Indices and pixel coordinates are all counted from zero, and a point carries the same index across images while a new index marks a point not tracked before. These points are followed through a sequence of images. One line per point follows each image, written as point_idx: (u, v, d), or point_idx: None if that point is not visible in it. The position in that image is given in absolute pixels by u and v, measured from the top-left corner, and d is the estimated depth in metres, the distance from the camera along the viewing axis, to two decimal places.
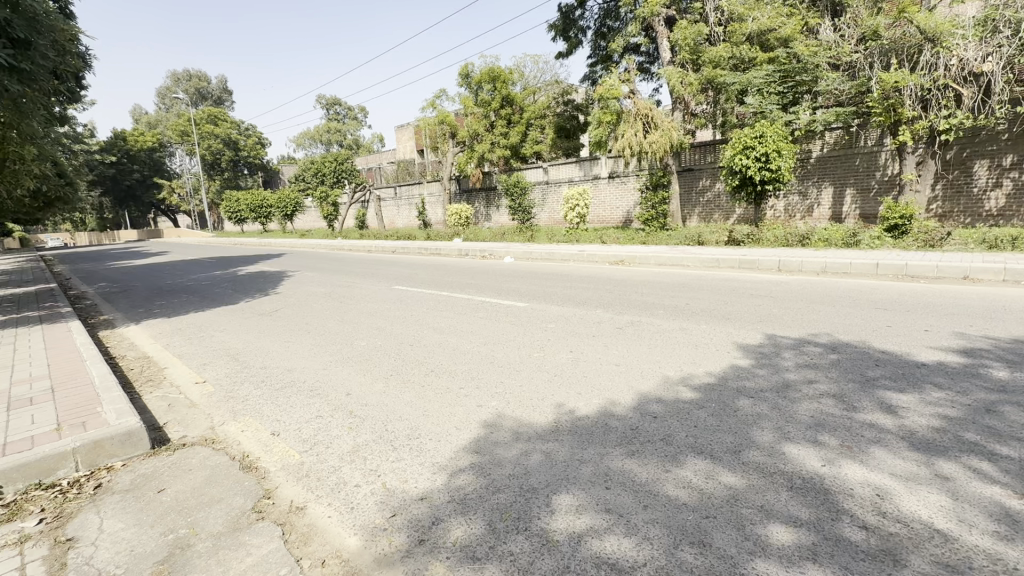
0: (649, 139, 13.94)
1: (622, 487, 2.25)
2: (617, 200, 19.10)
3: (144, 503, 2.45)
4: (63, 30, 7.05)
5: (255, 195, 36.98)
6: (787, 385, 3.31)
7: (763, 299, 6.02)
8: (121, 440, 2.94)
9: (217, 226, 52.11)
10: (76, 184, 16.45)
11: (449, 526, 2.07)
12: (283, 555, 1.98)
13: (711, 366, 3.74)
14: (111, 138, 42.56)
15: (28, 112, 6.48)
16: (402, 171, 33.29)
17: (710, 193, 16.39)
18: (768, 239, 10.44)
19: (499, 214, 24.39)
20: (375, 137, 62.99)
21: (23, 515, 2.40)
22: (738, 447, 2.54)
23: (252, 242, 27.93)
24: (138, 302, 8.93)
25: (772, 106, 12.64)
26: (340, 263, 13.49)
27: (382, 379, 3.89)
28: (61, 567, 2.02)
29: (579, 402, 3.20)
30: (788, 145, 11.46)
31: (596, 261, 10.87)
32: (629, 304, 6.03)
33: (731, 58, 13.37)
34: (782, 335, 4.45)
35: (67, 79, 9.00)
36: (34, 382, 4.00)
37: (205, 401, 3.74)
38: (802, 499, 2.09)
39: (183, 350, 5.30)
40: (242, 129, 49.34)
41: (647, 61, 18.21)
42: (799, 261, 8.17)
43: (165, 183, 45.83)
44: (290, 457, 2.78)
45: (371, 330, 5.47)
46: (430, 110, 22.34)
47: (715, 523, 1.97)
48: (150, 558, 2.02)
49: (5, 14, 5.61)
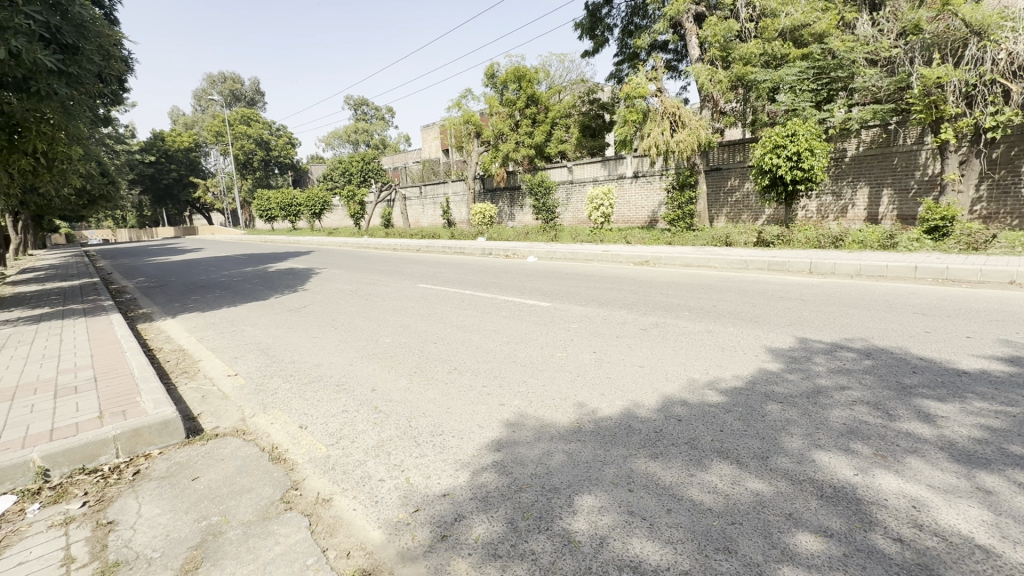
0: (676, 138, 13.69)
1: (646, 491, 2.22)
2: (642, 200, 18.90)
3: (179, 490, 2.54)
4: (110, 35, 7.38)
5: (285, 194, 37.87)
6: (819, 391, 3.21)
7: (794, 302, 5.88)
8: (157, 430, 3.06)
9: (249, 224, 53.82)
10: (118, 182, 17.19)
11: (471, 523, 2.08)
12: (310, 545, 2.03)
13: (738, 369, 3.67)
14: (150, 138, 44.28)
15: (75, 116, 6.78)
16: (427, 172, 34.60)
17: (739, 192, 16.06)
18: (798, 241, 10.17)
19: (522, 214, 24.44)
20: (402, 137, 63.88)
21: (68, 497, 2.53)
22: (766, 453, 2.48)
23: (282, 239, 28.67)
24: (174, 296, 9.30)
25: (805, 103, 12.32)
26: (367, 261, 13.79)
27: (407, 375, 3.96)
28: (103, 548, 2.12)
29: (602, 403, 3.19)
30: (821, 144, 11.08)
31: (620, 261, 10.77)
32: (653, 306, 5.94)
33: (762, 55, 13.25)
34: (814, 339, 4.34)
35: (111, 81, 9.39)
36: (78, 372, 4.19)
37: (236, 393, 3.87)
38: (832, 509, 2.02)
39: (217, 343, 5.48)
40: (273, 129, 50.70)
41: (675, 58, 17.97)
42: (831, 263, 7.92)
43: (200, 181, 47.45)
44: (316, 450, 2.85)
45: (397, 327, 5.55)
46: (455, 109, 22.48)
47: (741, 530, 1.93)
48: (184, 543, 2.11)
49: (55, 21, 5.91)
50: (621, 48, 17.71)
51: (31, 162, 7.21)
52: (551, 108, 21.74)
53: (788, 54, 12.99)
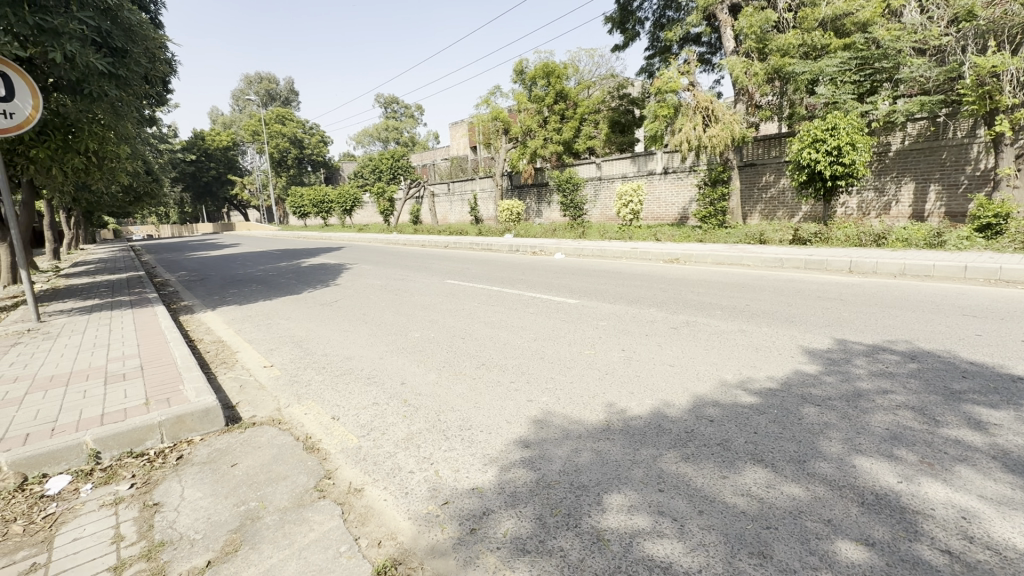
0: (709, 133, 13.34)
1: (676, 491, 2.19)
2: (673, 196, 18.58)
3: (219, 475, 2.64)
4: (156, 39, 7.71)
5: (317, 191, 38.76)
6: (859, 394, 3.10)
7: (833, 301, 5.66)
8: (199, 417, 3.18)
9: (284, 220, 55.52)
10: (162, 180, 17.95)
11: (500, 518, 2.10)
12: (343, 533, 2.08)
13: (773, 370, 3.56)
14: (191, 138, 46.02)
15: (125, 117, 7.10)
16: (454, 170, 34.92)
17: (775, 188, 15.58)
18: (837, 239, 9.78)
19: (550, 210, 24.37)
20: (431, 134, 64.47)
21: (117, 479, 2.67)
22: (803, 457, 2.41)
23: (315, 235, 29.40)
24: (213, 290, 9.66)
25: (846, 96, 11.85)
26: (396, 257, 14.00)
27: (436, 369, 4.01)
28: (150, 528, 2.22)
29: (631, 402, 3.15)
30: (864, 137, 10.59)
31: (650, 258, 10.61)
32: (683, 304, 5.82)
33: (801, 46, 12.85)
34: (853, 340, 4.18)
35: (156, 83, 9.82)
36: (126, 360, 4.41)
37: (272, 383, 4.00)
38: (874, 517, 1.95)
39: (253, 335, 5.67)
40: (306, 128, 52.00)
41: (709, 51, 17.56)
42: (873, 262, 7.60)
43: (238, 179, 49.11)
44: (348, 441, 2.91)
45: (425, 322, 5.61)
46: (484, 106, 22.54)
47: (776, 534, 1.88)
48: (225, 526, 2.19)
49: (107, 26, 6.21)
50: (652, 41, 17.42)
51: (84, 161, 7.60)
52: (580, 104, 21.55)
53: (828, 45, 12.57)
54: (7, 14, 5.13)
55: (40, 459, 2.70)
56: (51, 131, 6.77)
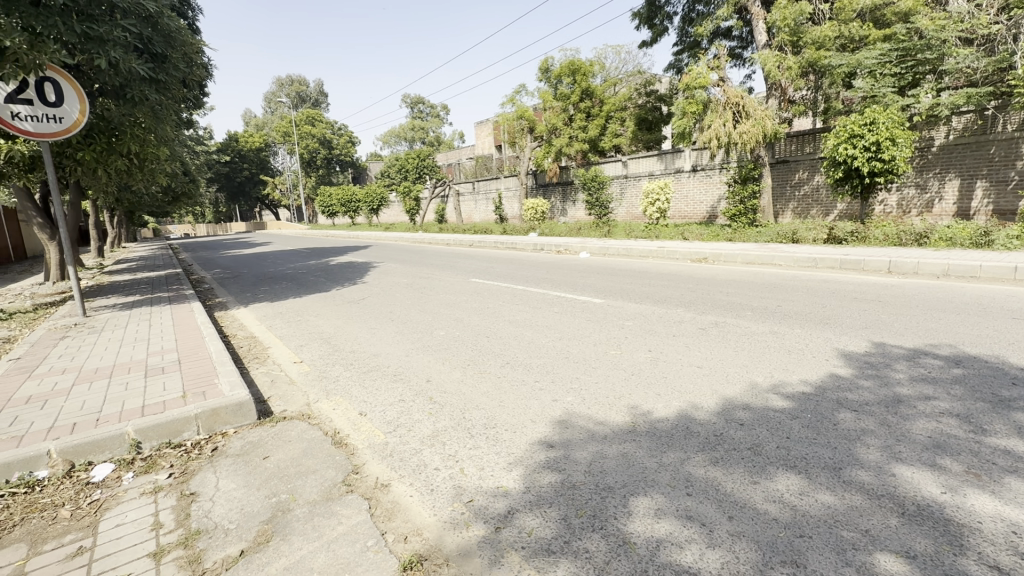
0: (739, 129, 13.00)
1: (704, 496, 2.15)
2: (701, 195, 18.23)
3: (252, 467, 2.72)
4: (194, 44, 7.98)
5: (345, 190, 39.46)
6: (899, 400, 2.97)
7: (871, 303, 5.45)
8: (233, 410, 3.28)
9: (313, 219, 56.81)
10: (198, 181, 18.59)
11: (525, 518, 2.09)
12: (370, 528, 2.11)
13: (807, 373, 3.45)
14: (226, 140, 47.54)
15: (164, 120, 7.41)
16: (479, 169, 35.08)
17: (808, 186, 15.10)
18: (875, 238, 9.43)
19: (575, 209, 24.23)
20: (456, 134, 65.03)
21: (157, 469, 2.78)
22: (839, 464, 2.32)
23: (342, 234, 29.95)
24: (246, 287, 9.97)
25: (885, 89, 11.31)
26: (422, 256, 14.19)
27: (461, 367, 4.03)
28: (187, 517, 2.31)
29: (657, 404, 3.10)
30: (905, 132, 10.13)
31: (677, 258, 10.42)
32: (712, 304, 5.71)
33: (838, 38, 12.48)
34: (893, 343, 4.01)
35: (193, 87, 10.17)
36: (165, 355, 4.58)
37: (302, 379, 4.09)
38: (916, 528, 1.86)
39: (283, 332, 5.81)
40: (335, 128, 53.08)
41: (739, 45, 17.19)
42: (913, 262, 7.29)
43: (269, 179, 50.52)
44: (375, 437, 2.96)
45: (450, 321, 5.65)
46: (509, 105, 22.56)
47: (810, 543, 1.82)
48: (257, 517, 2.25)
49: (148, 33, 6.46)
50: (681, 36, 17.11)
51: (127, 163, 7.92)
52: (606, 101, 21.35)
53: (867, 36, 12.29)
54: (57, 24, 5.38)
55: (86, 447, 2.83)
56: (95, 135, 7.00)
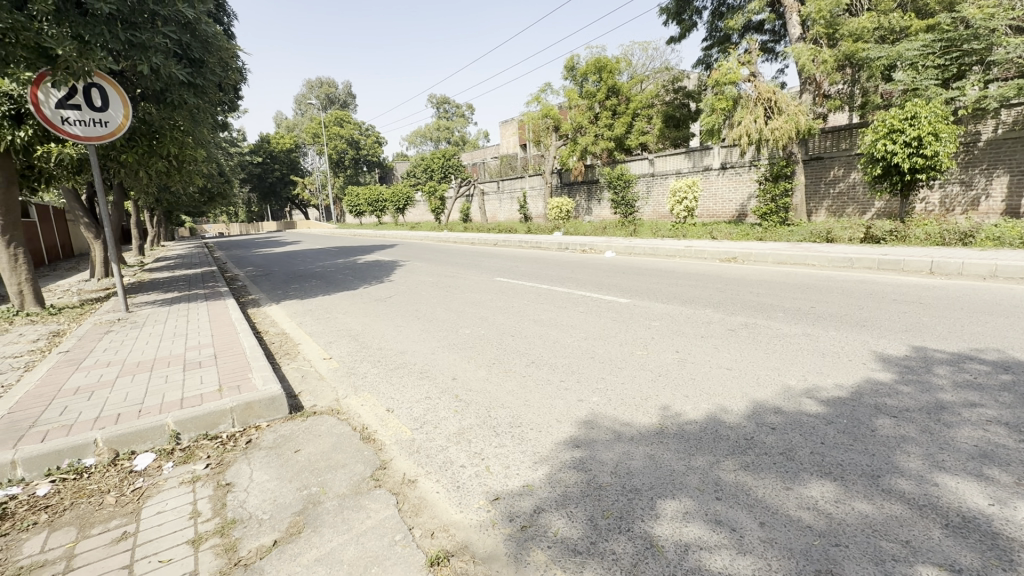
0: (771, 125, 12.65)
1: (735, 501, 2.10)
2: (730, 193, 17.83)
3: (284, 460, 2.80)
4: (230, 49, 8.22)
5: (373, 190, 40.09)
6: (941, 407, 2.84)
7: (911, 305, 5.24)
8: (266, 404, 3.37)
9: (340, 218, 57.88)
10: (233, 181, 19.20)
11: (551, 518, 2.09)
12: (397, 522, 2.15)
13: (842, 378, 3.33)
14: (259, 141, 48.94)
15: (201, 123, 7.72)
16: (504, 168, 35.17)
17: (844, 183, 14.59)
18: (916, 238, 9.07)
19: (600, 207, 24.03)
20: (482, 133, 65.36)
21: (195, 459, 2.89)
22: (877, 472, 2.24)
23: (369, 233, 30.47)
24: (278, 285, 10.24)
25: (928, 81, 10.83)
26: (447, 254, 14.32)
27: (486, 366, 4.05)
28: (223, 506, 2.39)
29: (686, 406, 3.05)
30: (949, 126, 9.66)
31: (705, 257, 10.22)
32: (742, 305, 5.59)
33: (877, 29, 12.04)
34: (935, 348, 3.85)
35: (229, 91, 10.49)
36: (201, 349, 4.76)
37: (331, 375, 4.19)
38: (962, 542, 1.78)
39: (313, 328, 5.96)
40: (362, 129, 54.00)
41: (772, 39, 16.76)
42: (958, 263, 6.96)
43: (299, 180, 51.82)
44: (402, 433, 3.00)
45: (476, 319, 5.70)
46: (535, 104, 22.55)
47: (847, 553, 1.77)
48: (289, 508, 2.32)
49: (187, 38, 6.70)
50: (711, 31, 16.75)
51: (166, 164, 8.24)
52: (633, 98, 21.12)
53: (909, 27, 11.78)
54: (103, 32, 5.69)
55: (129, 437, 2.96)
56: (138, 138, 7.31)
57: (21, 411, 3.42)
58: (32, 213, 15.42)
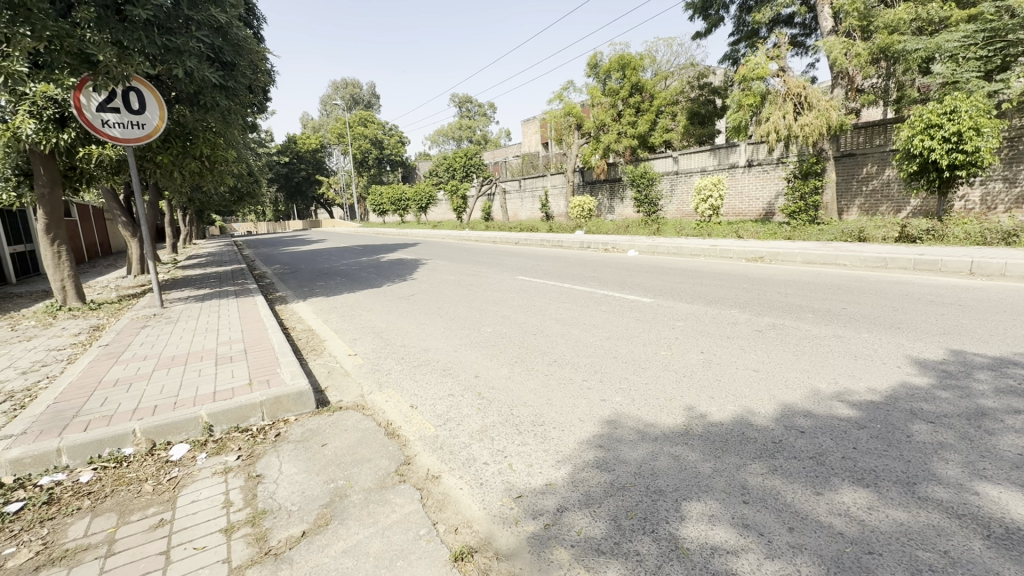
0: (801, 121, 12.34)
1: (762, 505, 2.06)
2: (757, 190, 17.46)
3: (312, 454, 2.86)
4: (260, 52, 8.41)
5: (396, 189, 40.58)
6: (982, 413, 2.73)
7: (950, 307, 5.04)
8: (294, 398, 3.46)
9: (364, 217, 58.71)
10: (261, 181, 19.68)
11: (574, 517, 2.08)
12: (422, 517, 2.18)
13: (876, 381, 3.23)
14: (286, 142, 50.09)
15: (232, 124, 7.92)
16: (526, 167, 35.15)
17: (877, 180, 14.13)
18: (954, 237, 8.72)
19: (623, 206, 23.81)
20: (503, 132, 65.49)
21: (227, 451, 2.98)
22: (912, 479, 2.17)
23: (393, 232, 30.83)
24: (304, 282, 10.46)
25: (969, 74, 10.39)
26: (468, 253, 14.38)
27: (508, 364, 4.06)
28: (254, 497, 2.46)
29: (712, 407, 3.00)
30: (992, 121, 9.26)
31: (730, 257, 10.00)
32: (769, 305, 5.46)
33: (914, 21, 11.62)
34: (974, 351, 3.70)
35: (258, 94, 10.72)
36: (232, 344, 4.91)
37: (356, 371, 4.26)
38: (1004, 553, 1.71)
39: (338, 325, 6.07)
40: (386, 129, 54.69)
41: (802, 32, 16.34)
42: (1001, 264, 6.66)
43: (325, 179, 52.82)
44: (426, 429, 3.03)
45: (498, 317, 5.72)
46: (557, 102, 22.48)
47: (881, 561, 1.72)
48: (317, 500, 2.37)
49: (219, 42, 6.87)
50: (738, 26, 16.41)
51: (199, 165, 8.49)
52: (657, 95, 20.85)
53: (949, 17, 11.32)
54: (141, 37, 5.86)
55: (165, 428, 3.07)
56: (173, 139, 7.54)
57: (65, 401, 3.58)
58: (73, 212, 16.11)
